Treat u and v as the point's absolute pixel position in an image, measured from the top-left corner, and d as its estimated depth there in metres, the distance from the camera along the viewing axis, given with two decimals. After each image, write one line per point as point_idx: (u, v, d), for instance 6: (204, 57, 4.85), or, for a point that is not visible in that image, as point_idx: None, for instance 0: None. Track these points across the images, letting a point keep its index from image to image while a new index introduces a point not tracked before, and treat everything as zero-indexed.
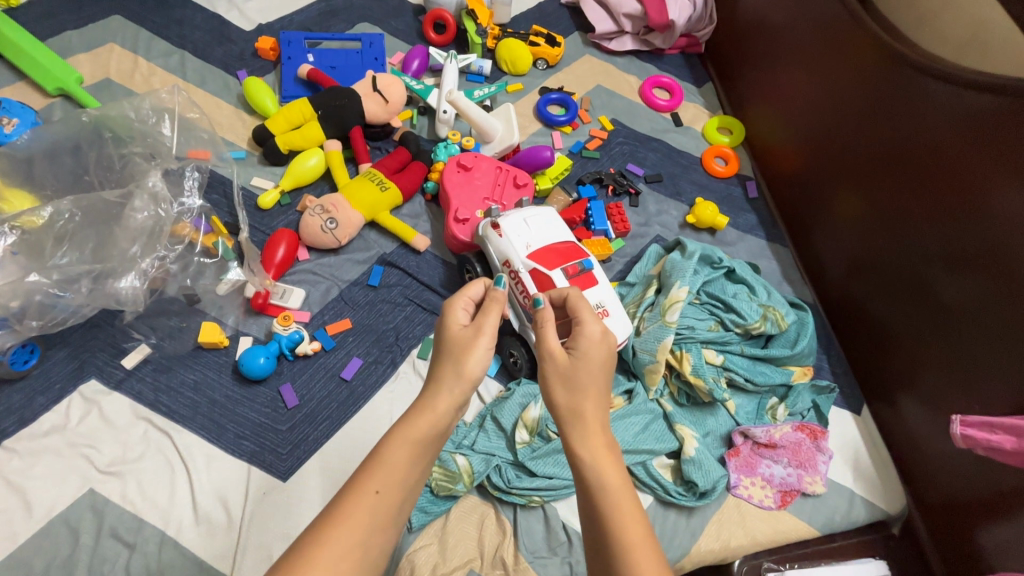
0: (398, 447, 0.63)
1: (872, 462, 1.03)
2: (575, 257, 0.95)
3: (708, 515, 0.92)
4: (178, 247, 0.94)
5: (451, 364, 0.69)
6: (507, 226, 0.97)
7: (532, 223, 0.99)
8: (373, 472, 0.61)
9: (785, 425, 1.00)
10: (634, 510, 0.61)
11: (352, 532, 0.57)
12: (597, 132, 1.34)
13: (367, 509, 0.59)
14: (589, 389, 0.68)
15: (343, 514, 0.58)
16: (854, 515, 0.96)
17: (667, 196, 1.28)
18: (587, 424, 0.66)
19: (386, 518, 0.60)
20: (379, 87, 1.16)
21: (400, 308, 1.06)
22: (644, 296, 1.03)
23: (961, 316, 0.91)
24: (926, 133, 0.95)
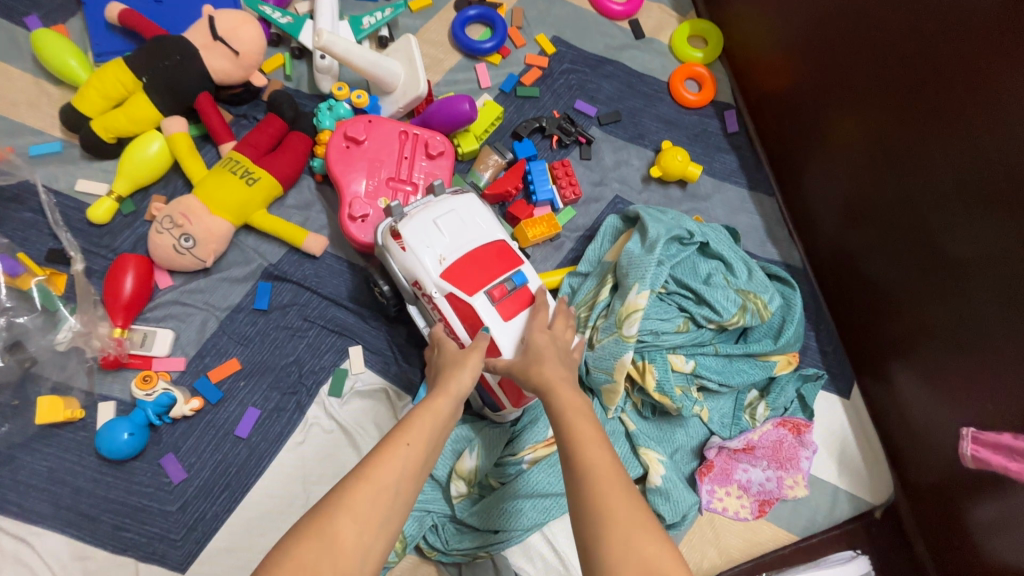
0: (429, 409, 0.54)
1: (858, 450, 0.93)
2: (503, 266, 0.74)
3: (678, 540, 0.83)
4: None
5: (455, 368, 0.61)
6: (411, 236, 0.75)
7: (444, 223, 0.76)
8: (404, 425, 0.52)
9: (766, 425, 0.87)
10: (626, 482, 0.49)
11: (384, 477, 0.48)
12: (535, 59, 1.03)
13: (403, 457, 0.49)
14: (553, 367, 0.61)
15: (377, 459, 0.49)
16: (836, 513, 0.89)
17: (626, 142, 1.02)
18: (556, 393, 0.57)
19: (415, 476, 0.50)
20: (221, 32, 0.83)
21: (300, 335, 0.85)
22: (600, 295, 0.84)
23: (979, 296, 0.73)
24: (964, 48, 0.70)
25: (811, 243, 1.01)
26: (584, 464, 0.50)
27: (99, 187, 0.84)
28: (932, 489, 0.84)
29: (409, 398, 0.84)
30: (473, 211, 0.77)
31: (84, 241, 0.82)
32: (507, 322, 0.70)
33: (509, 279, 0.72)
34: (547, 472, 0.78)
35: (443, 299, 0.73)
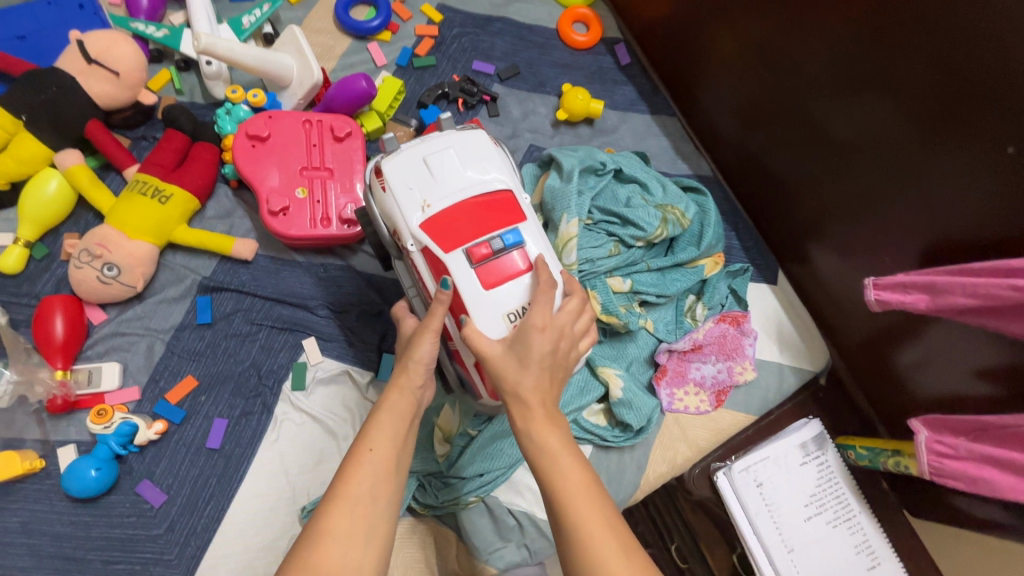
0: (383, 410, 0.62)
1: (794, 328, 1.01)
2: (492, 224, 0.69)
3: (650, 444, 0.90)
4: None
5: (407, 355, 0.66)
6: (393, 176, 0.72)
7: (433, 164, 0.72)
8: (365, 432, 0.60)
9: (707, 323, 0.94)
10: (607, 514, 0.52)
11: (357, 487, 0.55)
12: (425, 29, 1.04)
13: (367, 466, 0.57)
14: (535, 382, 0.57)
15: (346, 474, 0.56)
16: (785, 387, 0.98)
17: (529, 92, 1.06)
18: (533, 417, 0.56)
19: (385, 477, 0.57)
20: (95, 55, 0.81)
21: (251, 339, 0.86)
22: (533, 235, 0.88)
23: (861, 159, 0.81)
24: None
25: (716, 153, 1.08)
26: (562, 504, 0.52)
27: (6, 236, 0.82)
28: (861, 344, 0.93)
29: (372, 376, 0.86)
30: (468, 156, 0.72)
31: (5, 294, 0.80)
32: (486, 288, 0.66)
33: (495, 240, 0.67)
34: None
35: (419, 252, 0.70)
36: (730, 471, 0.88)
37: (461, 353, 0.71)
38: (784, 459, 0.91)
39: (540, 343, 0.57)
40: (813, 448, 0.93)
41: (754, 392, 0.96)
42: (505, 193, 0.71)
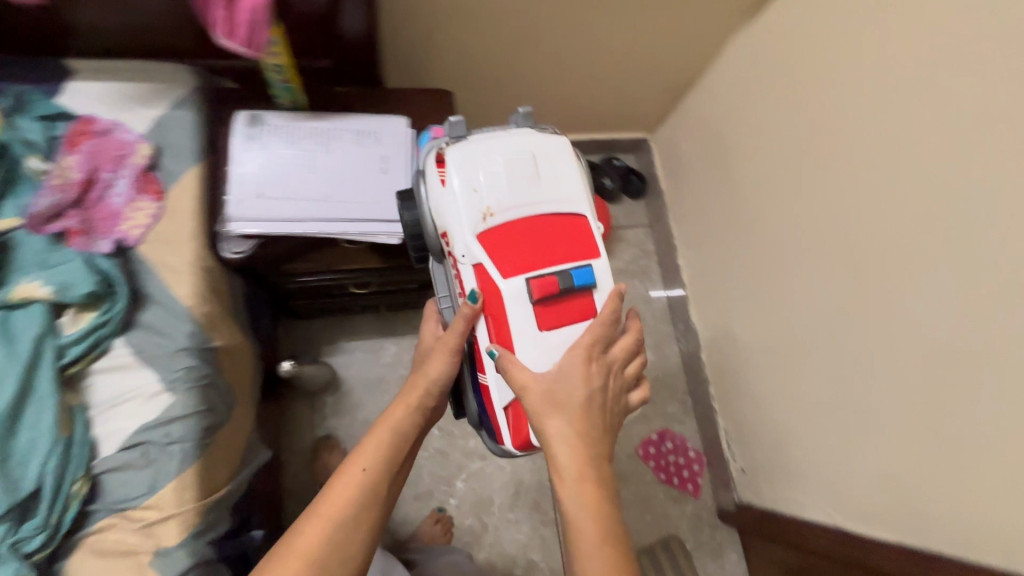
0: (393, 430, 0.93)
1: (133, 80, 0.92)
2: (561, 314, 0.88)
3: (156, 276, 0.84)
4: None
5: (414, 383, 0.96)
6: (454, 171, 0.87)
7: (510, 171, 0.89)
8: (358, 457, 0.90)
9: (58, 161, 0.84)
10: (605, 539, 0.78)
11: (331, 506, 0.85)
12: None
13: (342, 488, 0.87)
14: (594, 405, 0.84)
15: (336, 490, 0.87)
16: (187, 122, 0.92)
17: None
18: (558, 468, 0.80)
19: (359, 492, 0.87)
20: None
21: None
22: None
23: None
24: None
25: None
26: (572, 520, 0.80)
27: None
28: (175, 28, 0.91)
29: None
30: (543, 176, 0.89)
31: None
32: (540, 327, 0.87)
33: (557, 273, 0.87)
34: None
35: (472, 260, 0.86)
36: (234, 217, 0.91)
37: (491, 393, 0.96)
38: (544, 163, 0.92)
39: (576, 383, 0.84)
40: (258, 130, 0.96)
41: (547, 167, 0.93)
42: (581, 219, 0.93)
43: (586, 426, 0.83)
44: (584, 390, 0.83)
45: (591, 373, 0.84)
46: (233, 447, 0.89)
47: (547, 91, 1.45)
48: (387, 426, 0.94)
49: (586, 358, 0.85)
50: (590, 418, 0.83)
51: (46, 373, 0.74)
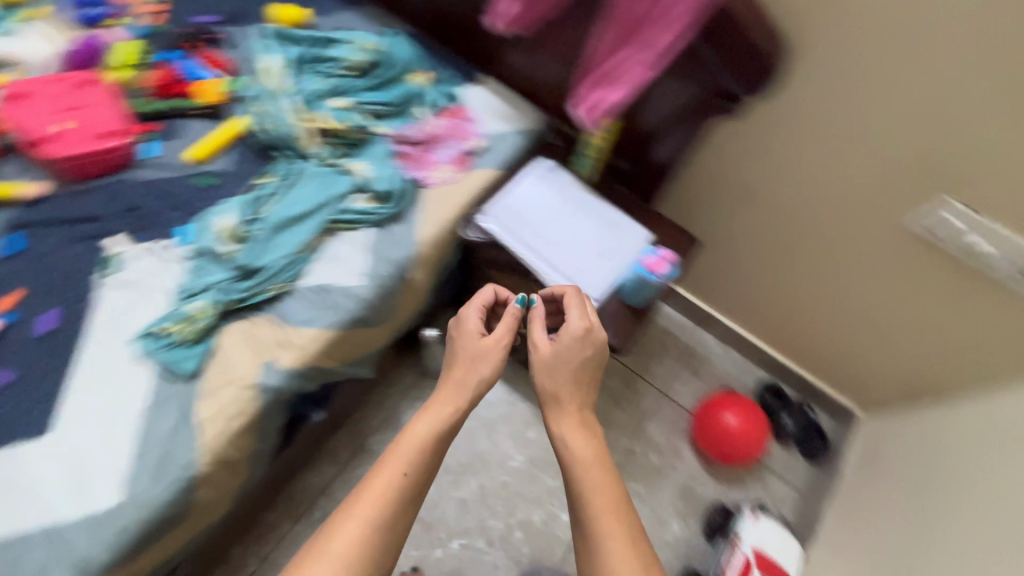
0: (427, 413, 0.85)
1: (507, 105, 1.26)
2: None
3: (417, 212, 1.11)
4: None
5: (483, 357, 0.90)
6: (758, 525, 1.33)
7: (786, 551, 1.31)
8: (395, 457, 0.81)
9: (431, 118, 1.19)
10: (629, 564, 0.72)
11: (372, 504, 0.76)
12: (147, 7, 1.27)
13: (378, 491, 0.77)
14: (585, 399, 0.89)
15: (375, 485, 0.78)
16: (513, 144, 1.23)
17: (250, 24, 1.29)
18: (581, 461, 0.82)
19: (410, 484, 0.79)
20: None
21: (60, 252, 1.01)
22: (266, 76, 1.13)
23: None
24: None
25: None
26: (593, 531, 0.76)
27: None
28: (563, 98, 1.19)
29: (148, 233, 1.04)
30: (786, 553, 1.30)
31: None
32: None
33: None
34: (290, 212, 1.02)
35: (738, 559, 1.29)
36: (487, 213, 1.14)
37: None
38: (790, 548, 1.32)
39: (577, 342, 0.90)
40: (548, 174, 1.20)
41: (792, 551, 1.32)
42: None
43: (569, 404, 0.87)
44: (558, 367, 0.89)
45: (491, 348, 0.90)
46: (367, 343, 1.07)
47: (786, 313, 1.47)
48: (464, 388, 0.88)
49: (575, 297, 0.94)
50: (564, 389, 0.87)
51: (320, 217, 1.04)
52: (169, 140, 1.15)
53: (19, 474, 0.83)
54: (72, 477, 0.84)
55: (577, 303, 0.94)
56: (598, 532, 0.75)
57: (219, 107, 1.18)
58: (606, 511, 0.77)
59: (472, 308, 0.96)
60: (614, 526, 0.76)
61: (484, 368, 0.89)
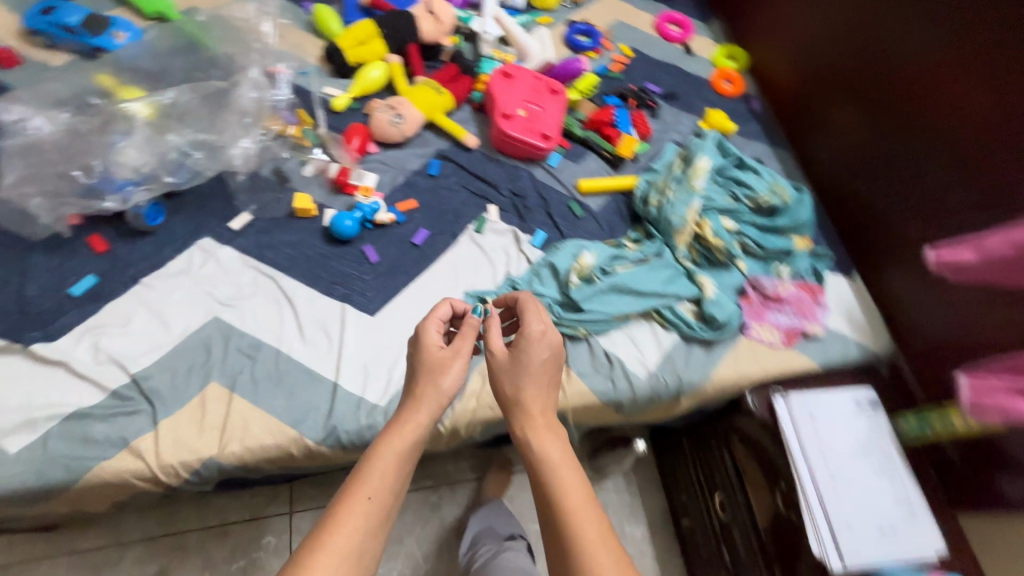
0: (396, 432, 0.78)
1: (863, 314, 1.18)
2: None
3: (724, 351, 1.09)
4: (206, 119, 1.06)
5: (442, 369, 0.83)
6: None
7: None
8: (361, 482, 0.73)
9: (788, 281, 1.16)
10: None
11: (353, 531, 0.70)
12: (619, 57, 1.49)
13: (362, 516, 0.71)
14: (543, 412, 0.82)
15: (341, 518, 0.70)
16: (848, 354, 1.13)
17: (682, 111, 1.44)
18: (555, 473, 0.76)
19: (375, 513, 0.72)
20: (433, 10, 1.34)
21: (456, 194, 1.23)
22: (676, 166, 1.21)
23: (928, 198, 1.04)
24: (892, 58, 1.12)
25: (798, 152, 1.40)
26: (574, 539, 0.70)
27: (311, 80, 1.26)
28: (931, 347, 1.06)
29: (519, 221, 1.21)
30: None
31: (307, 112, 1.21)
32: None
33: None
34: (634, 282, 1.06)
35: None
36: (787, 399, 1.04)
37: None
38: None
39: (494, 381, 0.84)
40: (868, 408, 1.06)
41: None
42: None
43: (536, 422, 0.81)
44: (524, 395, 0.82)
45: (496, 366, 0.85)
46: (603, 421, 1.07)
47: None
48: (425, 422, 0.80)
49: (544, 356, 0.83)
50: (537, 414, 0.82)
51: (651, 301, 1.07)
52: (571, 159, 1.32)
53: (340, 327, 1.01)
54: (368, 359, 0.99)
55: (536, 329, 0.85)
56: (570, 523, 0.72)
57: (620, 163, 1.31)
58: (581, 509, 0.72)
59: (473, 322, 0.89)
60: (605, 548, 0.70)
61: (446, 387, 0.82)
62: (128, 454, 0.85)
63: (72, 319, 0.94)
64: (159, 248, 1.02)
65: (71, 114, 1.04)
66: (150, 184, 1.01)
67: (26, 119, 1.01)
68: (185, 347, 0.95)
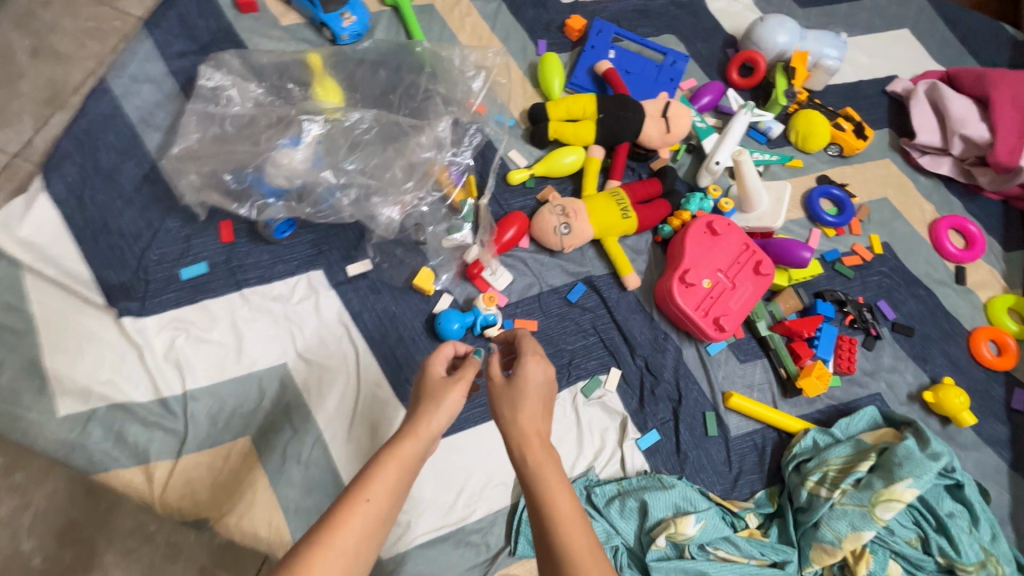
0: (395, 450, 0.61)
1: None
2: None
3: None
4: (373, 154, 0.97)
5: (451, 387, 0.66)
6: None
7: None
8: (359, 485, 0.57)
9: None
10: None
11: (346, 542, 0.54)
12: (862, 250, 1.16)
13: (362, 520, 0.55)
14: (539, 433, 0.65)
15: (334, 529, 0.54)
16: None
17: (909, 356, 1.09)
18: (550, 490, 0.59)
19: (376, 529, 0.56)
20: (669, 114, 1.10)
21: (583, 335, 1.03)
22: (867, 453, 0.89)
23: None
24: None
25: None
26: (564, 546, 0.56)
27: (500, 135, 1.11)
28: None
29: (637, 405, 0.99)
30: None
31: (477, 176, 1.08)
32: None
33: None
34: None
35: None
36: None
37: None
38: None
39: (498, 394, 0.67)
40: None
41: None
42: None
43: (536, 446, 0.62)
44: (528, 414, 0.64)
45: (493, 395, 0.67)
46: None
47: None
48: (429, 435, 0.63)
49: (534, 361, 0.68)
50: (533, 436, 0.63)
51: None
52: (734, 354, 1.06)
53: (389, 437, 0.91)
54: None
55: (531, 351, 0.70)
56: (561, 533, 0.57)
57: (792, 392, 1.03)
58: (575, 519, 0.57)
59: (477, 359, 0.72)
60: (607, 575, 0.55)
61: (453, 401, 0.65)
62: (140, 471, 0.83)
63: (166, 302, 0.92)
64: (273, 263, 0.98)
65: (264, 94, 1.01)
66: (291, 203, 0.93)
67: (223, 87, 0.98)
68: (241, 382, 0.90)
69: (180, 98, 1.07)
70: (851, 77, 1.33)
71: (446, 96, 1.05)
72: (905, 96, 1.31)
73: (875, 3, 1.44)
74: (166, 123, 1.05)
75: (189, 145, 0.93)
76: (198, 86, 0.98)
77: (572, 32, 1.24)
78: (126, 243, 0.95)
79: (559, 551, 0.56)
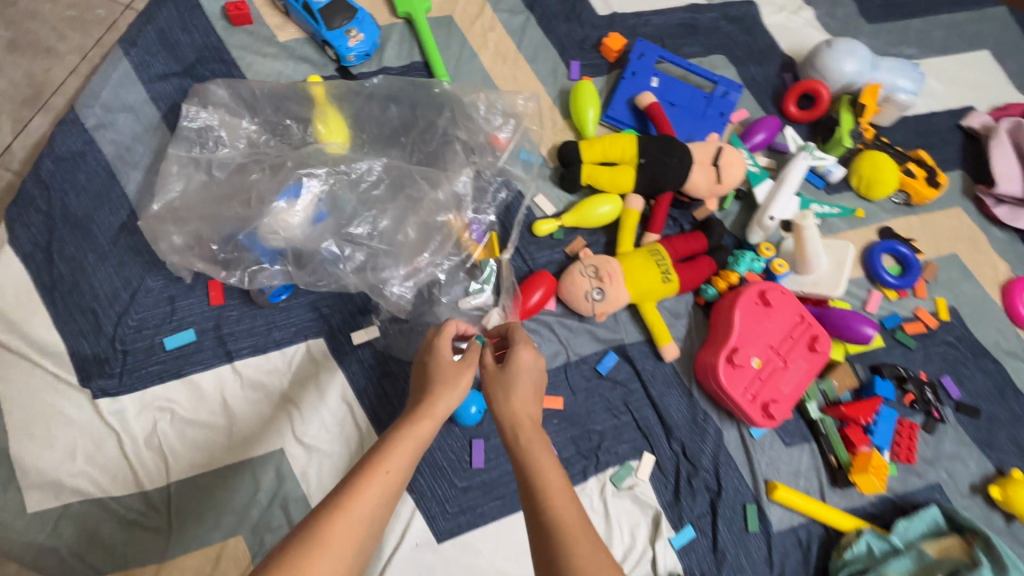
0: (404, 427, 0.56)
1: None
2: None
3: None
4: (381, 209, 0.85)
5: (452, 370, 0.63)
6: None
7: None
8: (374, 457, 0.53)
9: None
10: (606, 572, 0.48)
11: (359, 517, 0.48)
12: (926, 315, 1.04)
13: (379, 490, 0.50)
14: (530, 416, 0.61)
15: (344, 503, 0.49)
16: None
17: (973, 441, 0.98)
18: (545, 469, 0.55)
19: (388, 504, 0.51)
20: (720, 162, 0.96)
21: (613, 414, 0.93)
22: (932, 573, 0.82)
23: None
24: None
25: None
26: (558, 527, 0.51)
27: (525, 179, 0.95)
28: None
29: (671, 497, 0.90)
30: None
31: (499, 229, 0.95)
32: None
33: None
34: None
35: None
36: None
37: None
38: None
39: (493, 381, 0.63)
40: None
41: None
42: None
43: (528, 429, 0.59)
44: (521, 392, 0.62)
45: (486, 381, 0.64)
46: None
47: None
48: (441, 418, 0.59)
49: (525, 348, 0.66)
50: (528, 417, 0.60)
51: None
52: (779, 436, 0.95)
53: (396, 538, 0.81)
54: None
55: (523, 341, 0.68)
56: (556, 512, 0.52)
57: (843, 482, 0.92)
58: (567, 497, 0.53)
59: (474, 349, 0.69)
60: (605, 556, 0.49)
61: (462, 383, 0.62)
62: None
63: (147, 377, 0.82)
64: (268, 329, 0.87)
65: (258, 132, 0.87)
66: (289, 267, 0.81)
67: (210, 127, 0.85)
68: (232, 471, 0.80)
69: (163, 128, 0.93)
70: (922, 108, 1.18)
71: (464, 137, 0.92)
72: (983, 133, 1.16)
73: (951, 18, 1.27)
74: (146, 160, 0.92)
75: (171, 200, 0.81)
76: (180, 128, 0.84)
77: (609, 52, 1.09)
78: (102, 306, 0.84)
79: (553, 532, 0.51)
